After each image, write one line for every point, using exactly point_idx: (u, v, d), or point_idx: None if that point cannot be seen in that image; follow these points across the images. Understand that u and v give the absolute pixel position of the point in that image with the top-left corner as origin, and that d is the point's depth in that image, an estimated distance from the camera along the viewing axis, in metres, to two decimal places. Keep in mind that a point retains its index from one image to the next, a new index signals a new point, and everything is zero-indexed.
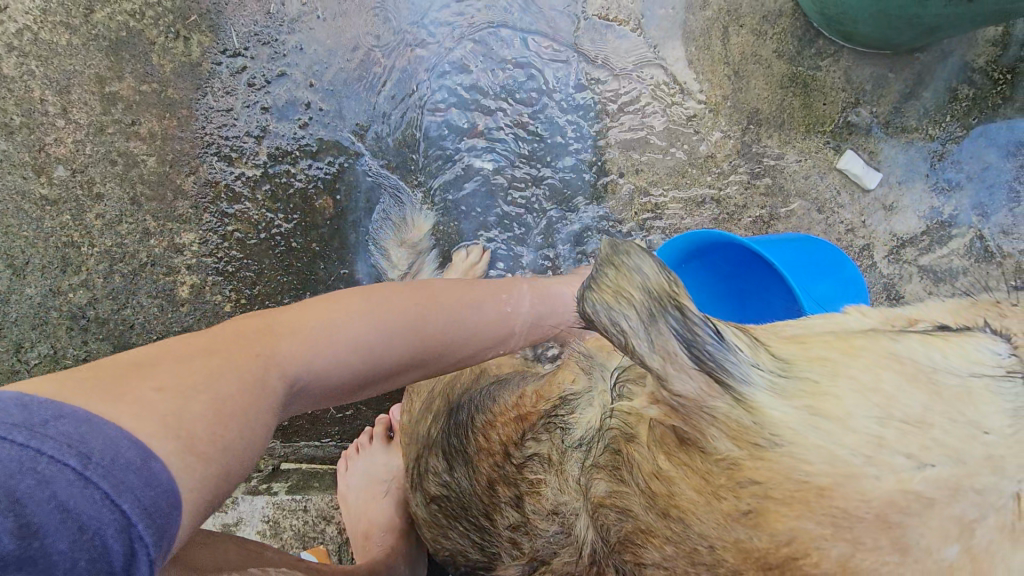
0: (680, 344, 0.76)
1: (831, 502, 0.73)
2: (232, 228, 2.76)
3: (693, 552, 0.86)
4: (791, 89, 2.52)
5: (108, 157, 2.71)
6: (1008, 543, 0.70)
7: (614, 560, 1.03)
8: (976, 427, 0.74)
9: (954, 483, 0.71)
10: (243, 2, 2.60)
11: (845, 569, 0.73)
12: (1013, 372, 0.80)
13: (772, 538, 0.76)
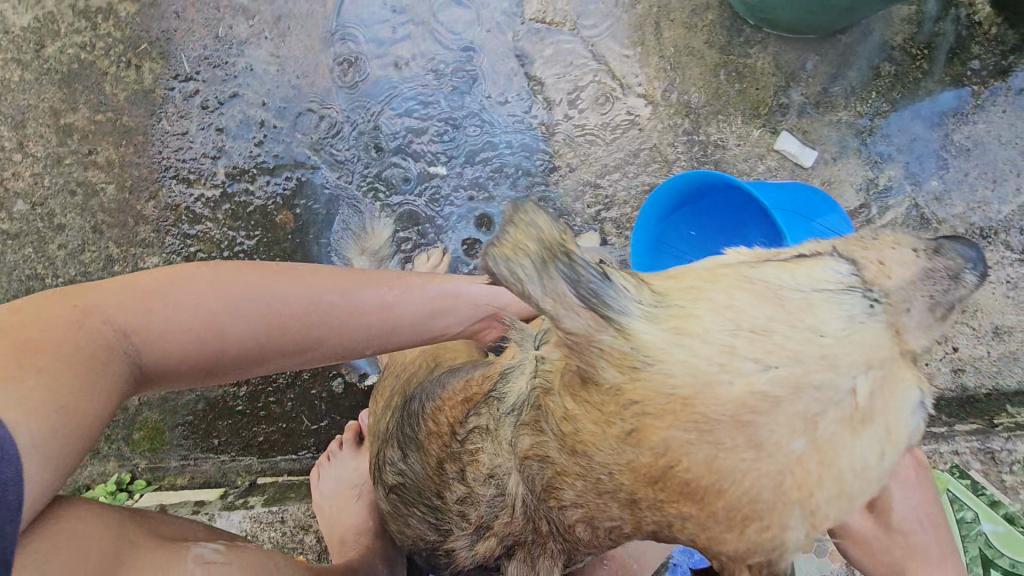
0: (568, 286, 0.83)
1: (692, 410, 0.81)
2: (194, 249, 2.77)
3: (598, 482, 0.95)
4: (724, 77, 2.64)
5: (67, 187, 2.75)
6: (848, 434, 0.80)
7: (543, 510, 1.12)
8: (813, 331, 0.80)
9: (795, 381, 0.78)
10: (192, 28, 2.69)
11: (711, 469, 0.82)
12: (851, 287, 0.86)
13: (651, 451, 0.85)
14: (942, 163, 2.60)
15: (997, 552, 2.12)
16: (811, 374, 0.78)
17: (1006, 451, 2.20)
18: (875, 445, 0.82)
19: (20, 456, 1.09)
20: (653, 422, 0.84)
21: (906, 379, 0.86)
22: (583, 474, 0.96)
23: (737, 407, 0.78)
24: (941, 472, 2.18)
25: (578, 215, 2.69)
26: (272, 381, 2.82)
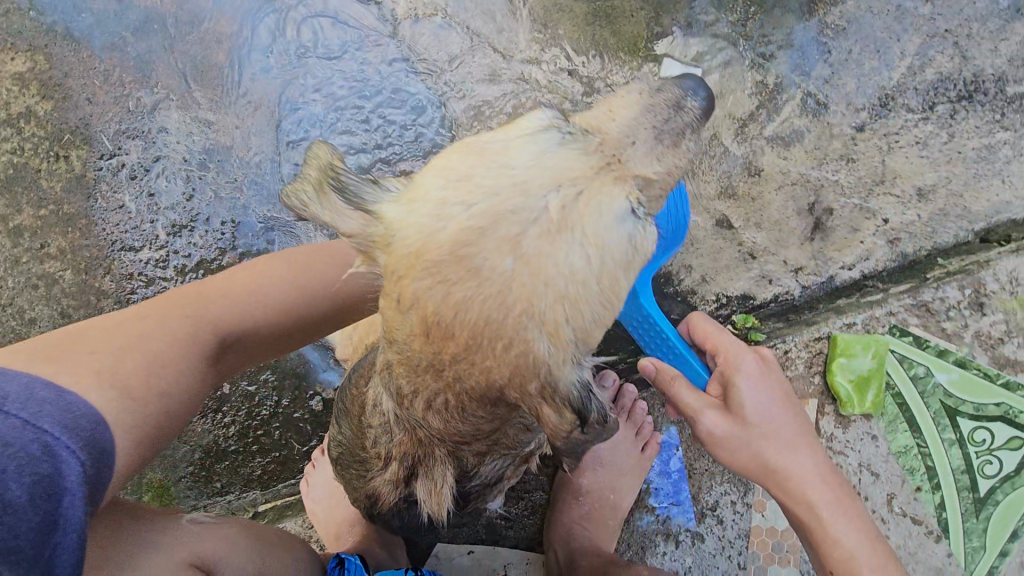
0: (340, 198, 1.15)
1: (424, 260, 1.00)
2: None
3: (405, 358, 1.12)
4: (595, 24, 2.75)
5: (29, 283, 2.91)
6: (550, 245, 0.96)
7: (419, 423, 1.21)
8: (507, 168, 1.00)
9: (494, 212, 0.96)
10: (106, 109, 2.88)
11: (453, 305, 0.99)
12: (550, 128, 1.08)
13: (411, 306, 1.04)
14: (824, 48, 2.64)
15: (952, 399, 2.18)
16: (504, 203, 0.96)
17: (938, 301, 2.19)
18: (584, 255, 0.98)
19: (116, 453, 1.30)
20: (408, 281, 1.04)
21: (611, 199, 1.03)
22: (399, 357, 1.12)
23: (452, 244, 0.97)
24: (883, 336, 2.14)
25: None
26: (256, 415, 2.87)
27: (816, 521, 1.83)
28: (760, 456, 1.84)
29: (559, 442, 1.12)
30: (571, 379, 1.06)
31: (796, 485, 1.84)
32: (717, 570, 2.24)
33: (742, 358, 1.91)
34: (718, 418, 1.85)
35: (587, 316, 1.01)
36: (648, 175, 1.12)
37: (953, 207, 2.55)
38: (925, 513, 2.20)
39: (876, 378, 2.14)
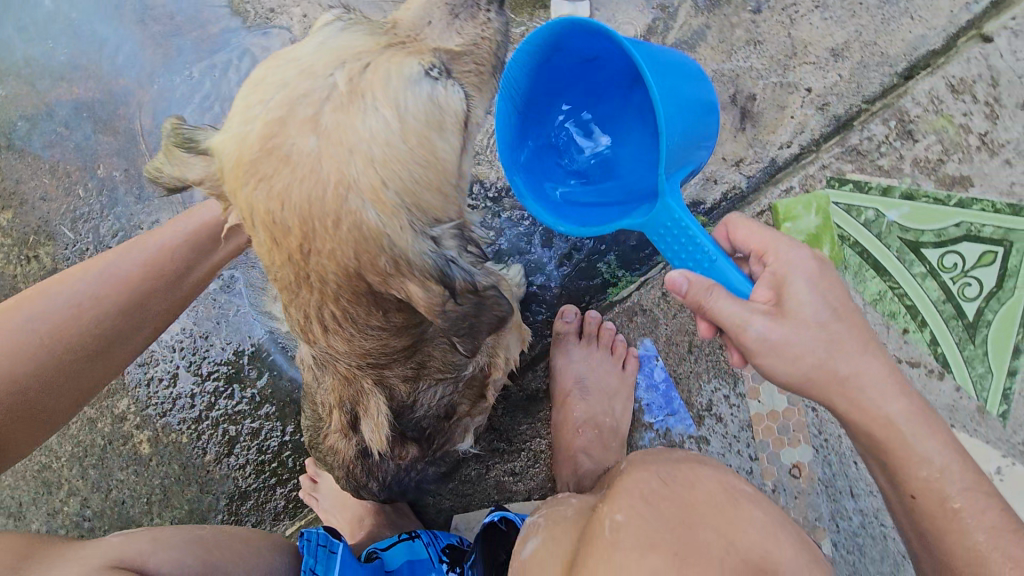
0: (185, 151, 1.22)
1: (243, 166, 1.02)
2: (151, 372, 2.95)
3: (280, 281, 1.13)
4: None
5: None
6: (346, 115, 0.98)
7: (336, 356, 1.25)
8: (297, 62, 1.03)
9: (288, 101, 0.99)
10: (57, 201, 2.96)
11: (281, 200, 1.00)
12: (339, 21, 1.14)
13: (251, 217, 1.06)
14: None
15: (913, 234, 2.16)
16: (297, 88, 0.99)
17: (867, 142, 2.21)
18: (387, 118, 1.00)
19: None
20: (241, 192, 1.05)
21: (402, 65, 1.07)
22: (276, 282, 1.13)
23: (259, 142, 1.00)
24: (822, 191, 2.19)
25: None
26: (266, 451, 2.92)
27: (892, 437, 1.49)
28: (823, 364, 1.47)
29: (447, 324, 1.18)
30: (423, 249, 1.08)
31: (866, 396, 1.49)
32: (730, 468, 2.24)
33: (793, 251, 1.52)
34: (770, 323, 1.45)
35: (406, 176, 1.03)
36: (450, 46, 1.17)
37: (871, 58, 2.24)
38: (920, 352, 2.16)
39: (826, 233, 2.14)
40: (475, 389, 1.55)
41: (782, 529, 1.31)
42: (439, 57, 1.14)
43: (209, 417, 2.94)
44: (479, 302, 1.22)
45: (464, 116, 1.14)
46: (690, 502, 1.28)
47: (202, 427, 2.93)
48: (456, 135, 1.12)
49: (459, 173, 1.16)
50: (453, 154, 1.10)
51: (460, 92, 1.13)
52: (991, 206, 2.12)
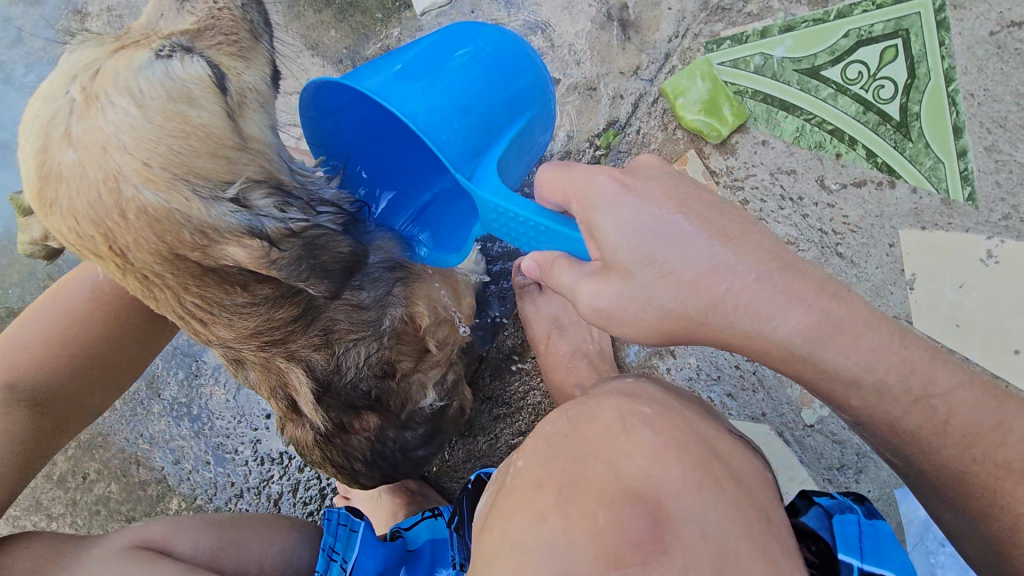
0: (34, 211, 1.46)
1: (42, 198, 1.27)
2: (190, 466, 3.11)
3: (140, 290, 1.40)
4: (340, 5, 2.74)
5: (90, 512, 3.14)
6: (87, 118, 1.22)
7: (237, 342, 1.53)
8: (44, 97, 1.27)
9: (43, 131, 1.23)
10: None
11: (71, 210, 1.26)
12: (76, 52, 1.38)
13: (68, 240, 1.31)
14: None
15: (807, 61, 2.14)
16: (48, 116, 1.24)
17: None
18: (123, 107, 1.23)
19: None
20: (47, 218, 1.30)
21: (130, 57, 1.30)
22: (146, 294, 1.41)
23: (39, 170, 1.24)
24: (702, 58, 2.20)
25: None
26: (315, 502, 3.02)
27: (798, 359, 1.26)
28: (671, 307, 1.25)
29: (286, 271, 1.39)
30: (223, 213, 1.31)
31: (735, 327, 1.24)
32: (721, 351, 2.23)
33: (592, 186, 1.29)
34: (594, 284, 1.29)
35: (165, 150, 1.25)
36: (181, 30, 1.41)
37: None
38: (862, 170, 2.09)
39: (720, 95, 2.15)
40: (414, 344, 1.81)
41: (680, 455, 1.22)
42: (176, 36, 1.40)
43: (248, 491, 3.07)
44: (307, 244, 1.43)
45: (212, 79, 1.36)
46: (585, 436, 1.26)
47: (248, 500, 3.06)
48: (208, 98, 1.33)
49: (240, 133, 1.38)
50: (211, 117, 1.32)
51: (199, 62, 1.36)
52: (872, 5, 2.10)
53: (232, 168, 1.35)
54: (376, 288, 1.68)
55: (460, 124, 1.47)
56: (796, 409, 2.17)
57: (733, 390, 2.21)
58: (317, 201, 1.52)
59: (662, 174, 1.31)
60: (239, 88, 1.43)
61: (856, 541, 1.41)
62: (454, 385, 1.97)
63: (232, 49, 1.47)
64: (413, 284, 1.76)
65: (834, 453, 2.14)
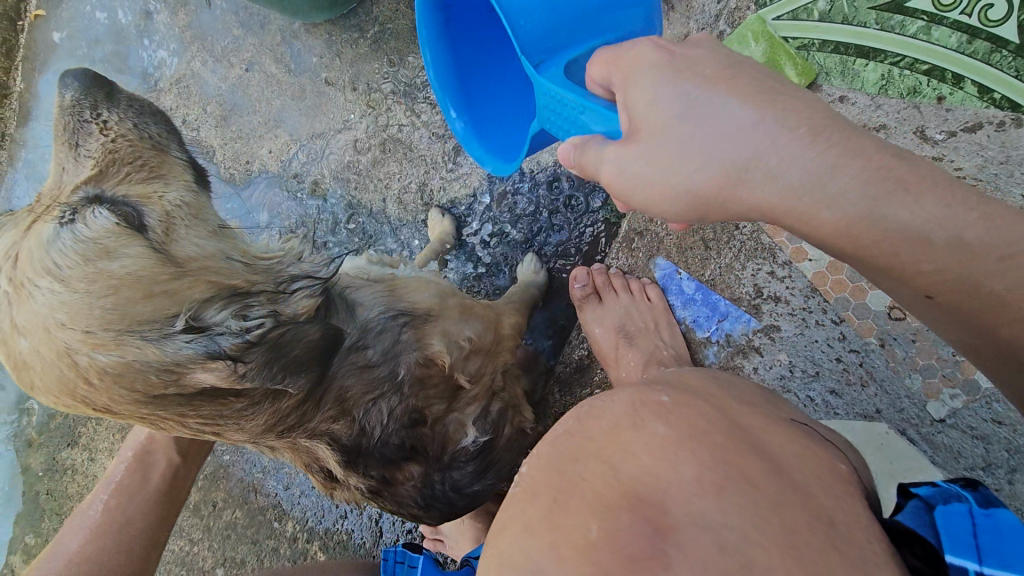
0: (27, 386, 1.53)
1: (22, 374, 1.36)
2: (297, 489, 3.34)
3: (149, 425, 1.47)
4: (373, 35, 2.91)
5: (222, 536, 3.46)
6: (22, 304, 1.27)
7: (258, 437, 1.57)
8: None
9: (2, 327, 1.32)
10: None
11: (40, 385, 1.35)
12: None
13: (58, 405, 1.40)
14: None
15: None
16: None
17: None
18: (48, 287, 1.24)
19: None
20: (35, 392, 1.40)
21: (38, 232, 1.31)
22: (155, 425, 1.46)
23: (16, 362, 1.34)
24: (755, 16, 1.95)
25: (422, 206, 2.81)
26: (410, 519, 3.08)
27: (856, 220, 1.13)
28: (711, 170, 1.19)
29: (260, 377, 1.38)
30: (178, 347, 1.29)
31: (776, 184, 1.15)
32: (817, 346, 1.95)
33: (639, 52, 1.26)
34: (619, 149, 1.27)
35: (100, 311, 1.24)
36: (87, 178, 1.49)
37: None
38: (973, 112, 1.73)
39: (779, 55, 1.90)
40: (441, 386, 1.76)
41: (693, 446, 1.08)
42: (82, 186, 1.48)
43: (350, 511, 3.23)
44: (271, 347, 1.40)
45: (120, 224, 1.35)
46: (590, 432, 1.19)
47: (350, 520, 3.23)
48: (126, 244, 1.31)
49: (171, 261, 1.35)
50: (135, 262, 1.29)
51: (103, 212, 1.35)
52: None
53: (176, 301, 1.31)
54: (381, 340, 1.65)
55: (546, 10, 1.46)
56: (919, 402, 1.85)
57: (836, 386, 1.93)
58: (286, 279, 1.55)
59: (711, 47, 1.28)
60: (154, 217, 1.44)
61: (969, 538, 1.07)
62: (501, 415, 1.92)
63: (140, 175, 1.55)
64: (422, 325, 1.72)
65: (977, 452, 1.76)
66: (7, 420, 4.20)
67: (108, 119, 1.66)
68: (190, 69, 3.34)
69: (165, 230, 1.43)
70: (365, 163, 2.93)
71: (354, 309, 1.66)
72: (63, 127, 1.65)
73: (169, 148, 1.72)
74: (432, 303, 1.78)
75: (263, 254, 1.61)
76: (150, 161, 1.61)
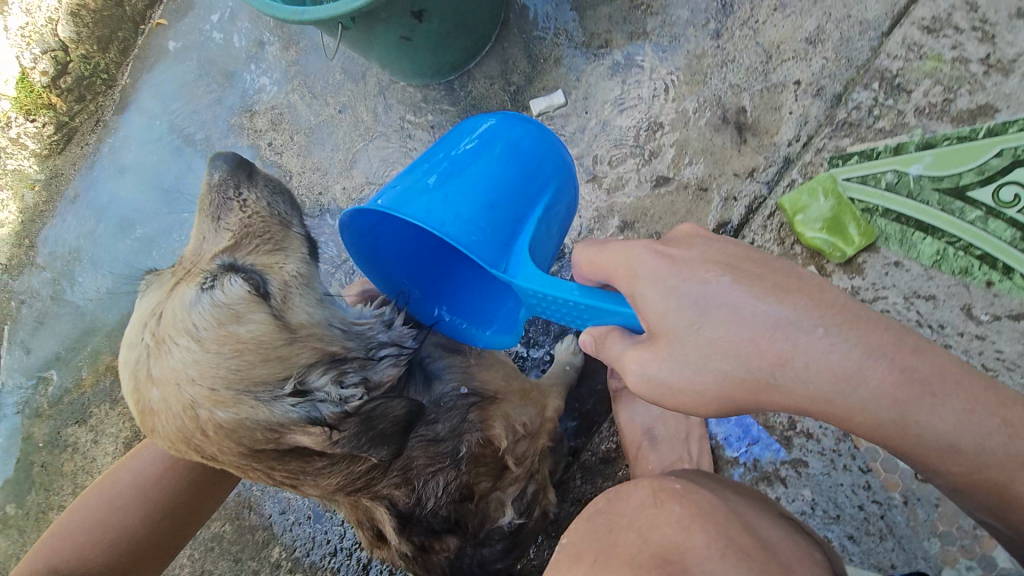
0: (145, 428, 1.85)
1: (146, 418, 1.69)
2: (292, 515, 3.34)
3: (242, 474, 1.74)
4: (464, 106, 3.20)
5: (205, 547, 3.44)
6: (159, 355, 1.64)
7: (330, 493, 1.78)
8: (135, 340, 1.73)
9: (135, 371, 1.69)
10: None
11: (153, 429, 1.68)
12: (155, 289, 1.87)
13: (172, 449, 1.72)
14: (639, 7, 2.85)
15: (950, 181, 2.22)
16: (137, 361, 1.68)
17: (856, 112, 2.41)
18: (186, 344, 1.62)
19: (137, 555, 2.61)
20: (151, 433, 1.72)
21: (184, 296, 1.72)
22: (243, 474, 1.73)
23: (142, 408, 1.68)
24: (824, 174, 2.39)
25: None
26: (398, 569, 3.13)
27: (890, 420, 1.37)
28: (734, 372, 1.39)
29: (348, 445, 1.62)
30: (286, 409, 1.61)
31: (802, 386, 1.36)
32: (843, 488, 2.07)
33: (631, 258, 1.51)
34: (641, 356, 1.49)
35: (222, 368, 1.59)
36: (224, 249, 1.90)
37: (852, 30, 2.48)
38: (1019, 301, 2.06)
39: (844, 213, 2.30)
40: (490, 466, 1.95)
41: (706, 526, 1.41)
42: (218, 255, 1.89)
43: (341, 550, 3.26)
44: (362, 420, 1.64)
45: (249, 291, 1.72)
46: (620, 510, 1.55)
47: (339, 559, 3.26)
48: (252, 311, 1.68)
49: (285, 328, 1.71)
50: (257, 329, 1.66)
51: (236, 280, 1.74)
52: None
53: (286, 364, 1.66)
54: (451, 418, 1.87)
55: (485, 219, 1.69)
56: (935, 567, 1.93)
57: (855, 534, 2.03)
58: (375, 346, 1.86)
59: (697, 243, 1.52)
60: (274, 285, 1.80)
61: None
62: (534, 497, 2.06)
63: (267, 248, 1.93)
64: (489, 407, 1.94)
65: None
66: (24, 385, 4.24)
67: (246, 197, 2.03)
68: (286, 100, 3.63)
69: (282, 298, 1.78)
70: None
71: (430, 382, 1.91)
72: (210, 200, 2.05)
73: (292, 223, 2.08)
74: (498, 386, 1.99)
75: (357, 320, 1.91)
76: (275, 236, 1.98)
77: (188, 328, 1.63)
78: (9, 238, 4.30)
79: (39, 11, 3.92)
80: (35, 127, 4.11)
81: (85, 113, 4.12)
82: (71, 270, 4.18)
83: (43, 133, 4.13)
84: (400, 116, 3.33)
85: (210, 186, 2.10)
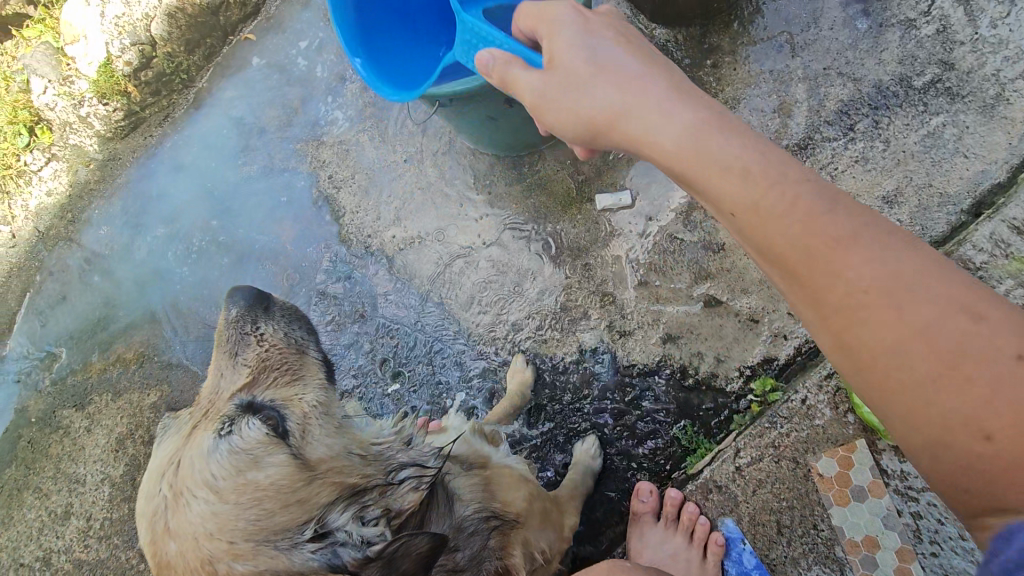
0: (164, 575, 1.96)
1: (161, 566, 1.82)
2: None
3: None
4: (529, 183, 3.28)
5: None
6: (179, 505, 1.80)
7: None
8: (155, 488, 1.90)
9: (153, 519, 1.85)
10: None
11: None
12: (174, 436, 2.09)
13: None
14: None
15: None
16: (155, 513, 1.85)
17: None
18: (203, 496, 1.78)
19: None
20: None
21: (203, 445, 1.89)
22: None
23: (157, 556, 1.82)
24: None
25: (516, 340, 3.17)
26: None
27: (695, 156, 1.48)
28: (585, 109, 1.72)
29: None
30: (306, 556, 1.73)
31: (636, 120, 1.61)
32: None
33: (554, 10, 1.83)
34: (536, 77, 1.82)
35: (239, 517, 1.74)
36: (240, 389, 2.14)
37: (931, 199, 2.57)
38: None
39: None
40: None
41: None
42: (237, 394, 2.13)
43: None
44: (383, 562, 1.65)
45: (267, 433, 1.91)
46: None
47: None
48: (271, 453, 1.86)
49: (303, 467, 1.87)
50: (274, 473, 1.81)
51: (254, 423, 1.93)
52: None
53: (305, 507, 1.80)
54: (471, 543, 2.00)
55: None
56: None
57: None
58: (396, 468, 2.00)
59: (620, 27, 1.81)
60: (293, 421, 2.03)
61: None
62: None
63: (284, 382, 2.19)
64: (509, 533, 2.10)
65: None
66: (31, 356, 4.20)
67: (264, 331, 2.33)
68: (355, 137, 3.68)
69: (300, 433, 1.99)
70: (480, 288, 3.29)
71: (452, 503, 2.02)
72: (229, 337, 2.33)
73: (307, 350, 2.39)
74: (520, 507, 2.16)
75: (373, 439, 2.09)
76: (292, 367, 2.26)
77: (203, 479, 1.80)
78: (53, 208, 4.33)
79: (137, 5, 3.95)
80: (106, 111, 4.16)
81: (157, 106, 4.22)
82: (105, 254, 4.19)
83: (111, 118, 4.18)
84: (462, 178, 3.41)
85: (225, 323, 2.39)
